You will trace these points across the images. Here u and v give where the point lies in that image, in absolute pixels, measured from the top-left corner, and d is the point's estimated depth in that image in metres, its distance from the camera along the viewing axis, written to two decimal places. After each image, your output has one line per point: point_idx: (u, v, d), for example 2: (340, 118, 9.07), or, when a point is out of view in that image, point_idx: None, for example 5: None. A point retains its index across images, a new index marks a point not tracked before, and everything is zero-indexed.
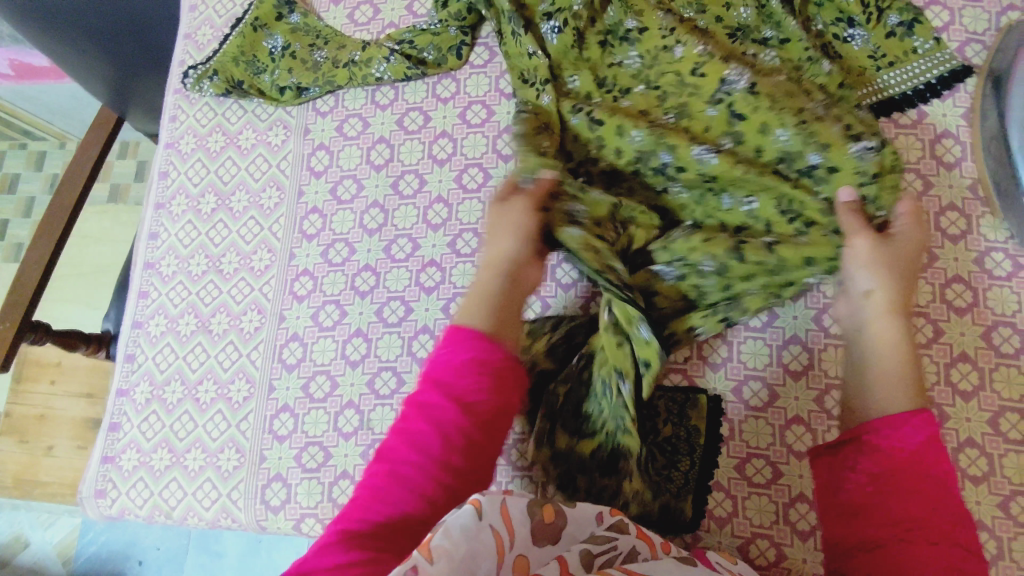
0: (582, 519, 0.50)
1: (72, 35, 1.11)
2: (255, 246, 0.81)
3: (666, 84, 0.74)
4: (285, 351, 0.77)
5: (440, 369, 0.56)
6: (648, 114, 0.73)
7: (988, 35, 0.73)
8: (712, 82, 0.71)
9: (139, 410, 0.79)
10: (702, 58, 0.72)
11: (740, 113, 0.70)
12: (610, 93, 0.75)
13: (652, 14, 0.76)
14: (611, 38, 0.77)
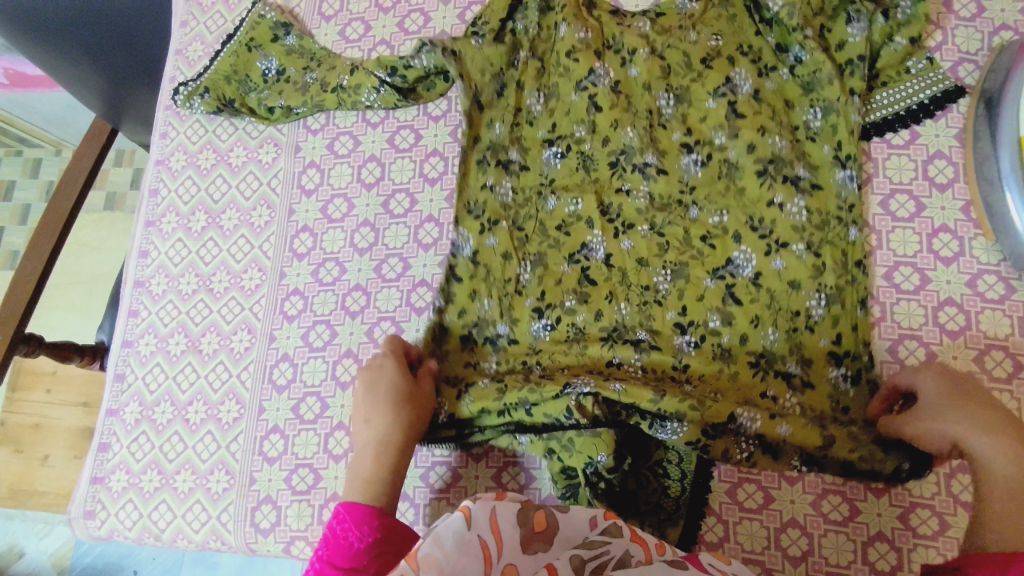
0: (575, 525, 0.45)
1: (63, 46, 1.10)
2: (246, 265, 0.81)
3: (670, 237, 0.73)
4: (275, 372, 0.77)
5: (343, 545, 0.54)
6: (645, 264, 0.72)
7: (980, 54, 0.73)
8: (719, 257, 0.71)
9: (128, 430, 0.78)
10: (716, 229, 0.72)
11: (737, 297, 0.70)
12: (614, 231, 0.73)
13: (675, 158, 0.75)
14: (624, 162, 0.75)
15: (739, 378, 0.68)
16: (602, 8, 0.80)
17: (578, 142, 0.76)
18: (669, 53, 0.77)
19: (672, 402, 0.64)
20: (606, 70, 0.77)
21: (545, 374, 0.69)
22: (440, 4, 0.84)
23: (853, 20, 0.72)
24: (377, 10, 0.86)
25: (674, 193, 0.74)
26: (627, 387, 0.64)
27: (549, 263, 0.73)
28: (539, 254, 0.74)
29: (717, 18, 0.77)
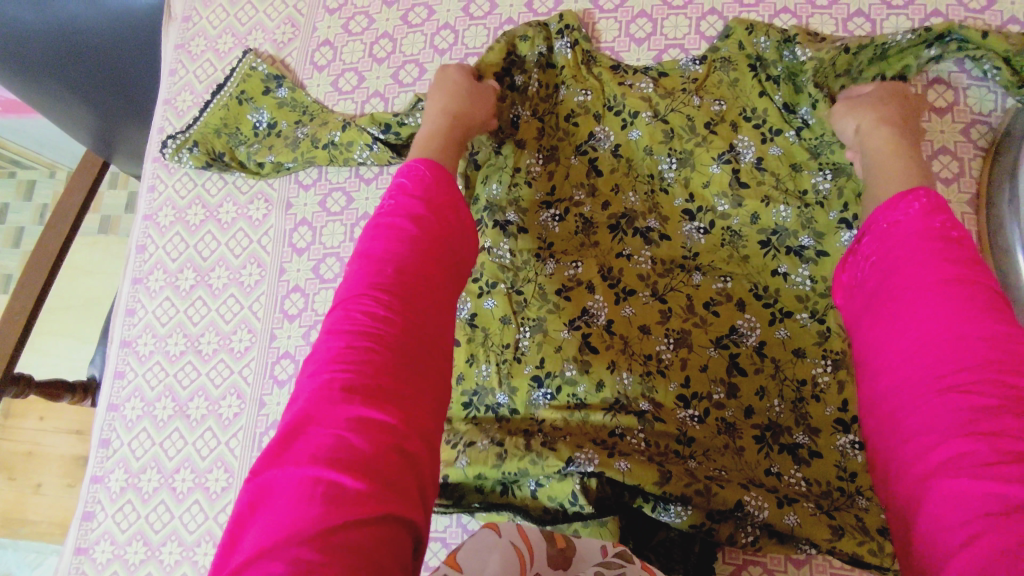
0: (588, 552, 0.49)
1: (51, 83, 1.07)
2: (235, 326, 0.78)
3: (674, 306, 0.70)
4: (265, 440, 0.74)
5: (405, 196, 0.56)
6: (648, 333, 0.69)
7: (994, 116, 0.71)
8: (723, 325, 0.69)
9: (114, 499, 0.76)
10: (719, 296, 0.70)
11: (742, 368, 0.67)
12: (615, 296, 0.71)
13: (678, 225, 0.73)
14: (625, 225, 0.73)
15: (745, 454, 0.65)
16: (603, 64, 0.77)
17: (577, 205, 0.75)
18: (673, 117, 0.74)
19: (677, 483, 0.61)
20: (606, 132, 0.76)
21: (547, 440, 0.65)
22: (436, 54, 0.82)
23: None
24: (371, 59, 0.83)
25: (677, 257, 0.72)
26: (632, 467, 0.62)
27: (548, 329, 0.70)
28: (538, 320, 0.71)
29: (718, 84, 0.74)
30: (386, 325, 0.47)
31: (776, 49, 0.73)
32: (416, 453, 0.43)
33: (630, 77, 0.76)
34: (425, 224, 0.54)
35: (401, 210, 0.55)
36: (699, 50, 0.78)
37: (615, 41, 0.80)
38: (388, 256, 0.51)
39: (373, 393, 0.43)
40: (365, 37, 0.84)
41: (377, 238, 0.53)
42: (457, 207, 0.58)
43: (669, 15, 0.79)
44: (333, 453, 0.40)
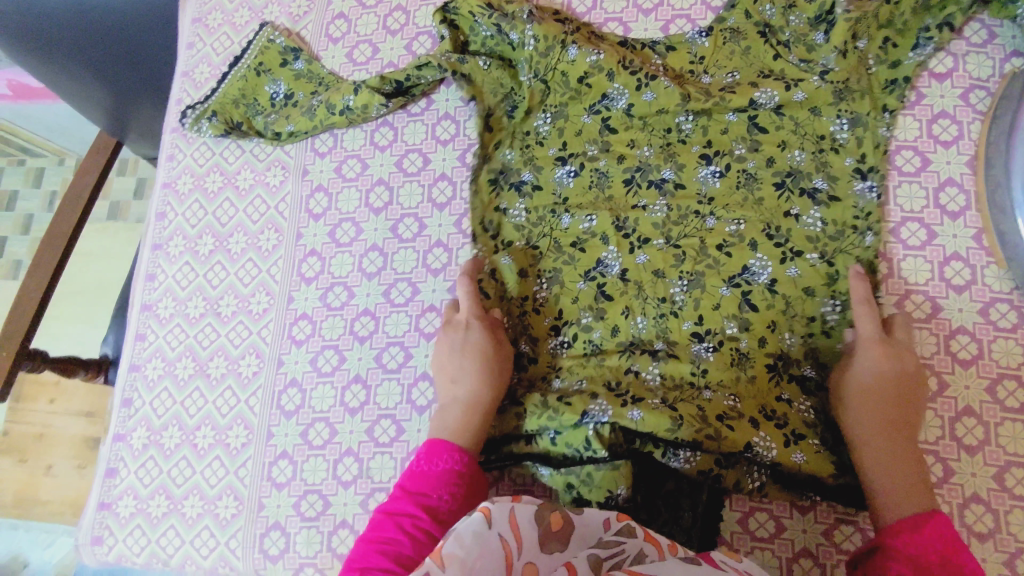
0: (591, 524, 0.49)
1: (67, 62, 1.09)
2: (254, 289, 0.81)
3: (688, 249, 0.72)
4: (283, 397, 0.77)
5: (412, 485, 0.58)
6: (662, 276, 0.71)
7: (991, 80, 0.73)
8: (736, 265, 0.70)
9: (136, 456, 0.78)
10: (732, 237, 0.71)
11: (754, 304, 0.69)
12: (629, 245, 0.73)
13: (693, 171, 0.74)
14: (639, 178, 0.75)
15: (759, 386, 0.67)
16: (609, 40, 0.79)
17: (591, 160, 0.76)
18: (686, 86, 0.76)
19: (689, 429, 0.64)
20: (620, 91, 0.76)
21: (562, 394, 0.68)
22: None
23: (920, 45, 0.72)
24: (385, 31, 0.85)
25: (692, 205, 0.73)
26: (645, 416, 0.64)
27: (564, 281, 0.73)
28: (554, 271, 0.73)
29: (730, 54, 0.76)
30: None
31: (782, 16, 0.76)
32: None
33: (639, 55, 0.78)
34: (444, 501, 0.57)
35: (421, 483, 0.58)
36: (704, 19, 0.80)
37: (623, 12, 0.82)
38: (391, 537, 0.53)
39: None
40: (378, 10, 0.86)
41: (380, 525, 0.54)
42: (470, 479, 0.60)
43: None
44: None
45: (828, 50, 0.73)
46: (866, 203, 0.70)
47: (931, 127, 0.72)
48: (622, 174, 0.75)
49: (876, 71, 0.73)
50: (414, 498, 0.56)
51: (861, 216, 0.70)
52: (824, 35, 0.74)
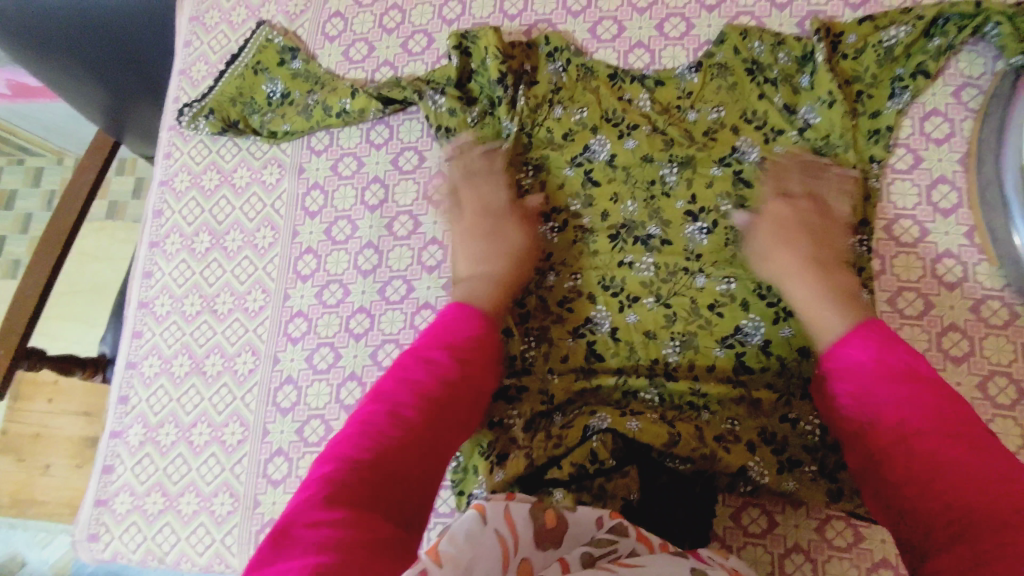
0: (583, 523, 0.49)
1: (64, 60, 1.09)
2: (250, 286, 0.81)
3: (679, 308, 0.72)
4: (280, 394, 0.77)
5: (425, 339, 0.63)
6: (653, 337, 0.72)
7: (983, 79, 0.73)
8: (727, 325, 0.70)
9: (132, 452, 0.78)
10: (722, 298, 0.71)
11: (748, 367, 0.69)
12: (618, 304, 0.73)
13: (680, 228, 0.74)
14: (625, 234, 0.75)
15: (761, 406, 0.67)
16: (599, 74, 0.80)
17: (575, 217, 0.77)
18: (671, 129, 0.77)
19: (685, 446, 0.64)
20: (602, 143, 0.77)
21: (565, 421, 0.68)
22: (444, 25, 0.85)
23: (896, 95, 0.73)
24: (381, 30, 0.86)
25: (680, 262, 0.73)
26: (644, 426, 0.64)
27: (553, 338, 0.73)
28: (542, 329, 0.74)
29: (717, 90, 0.77)
30: (369, 452, 0.52)
31: (770, 53, 0.76)
32: (380, 546, 0.45)
33: (627, 89, 0.79)
34: (446, 339, 0.63)
35: (428, 344, 0.63)
36: (699, 18, 0.80)
37: (618, 11, 0.82)
38: (394, 378, 0.59)
39: (345, 500, 0.47)
40: (375, 8, 0.87)
41: (393, 369, 0.61)
42: (474, 337, 0.64)
43: None
44: (309, 552, 0.42)
45: (812, 97, 0.75)
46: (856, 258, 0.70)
47: (923, 125, 0.73)
48: (615, 193, 0.76)
49: (859, 122, 0.73)
50: (411, 352, 0.62)
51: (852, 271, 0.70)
52: (808, 80, 0.75)
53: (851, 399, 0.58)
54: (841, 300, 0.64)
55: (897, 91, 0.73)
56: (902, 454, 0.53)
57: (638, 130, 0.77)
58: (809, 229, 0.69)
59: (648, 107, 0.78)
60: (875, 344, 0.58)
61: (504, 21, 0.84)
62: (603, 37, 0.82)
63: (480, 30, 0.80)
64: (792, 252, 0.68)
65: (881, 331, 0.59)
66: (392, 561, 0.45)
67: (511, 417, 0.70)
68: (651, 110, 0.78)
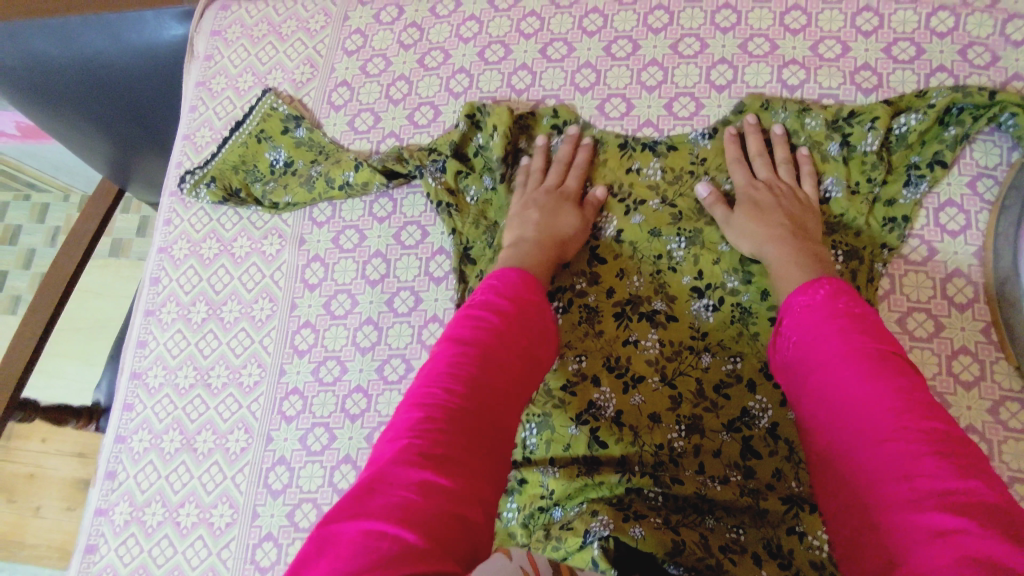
0: None
1: (69, 114, 1.08)
2: (245, 360, 0.79)
3: (684, 391, 0.70)
4: (271, 476, 0.74)
5: (500, 294, 0.61)
6: (658, 421, 0.69)
7: (999, 169, 0.71)
8: (734, 408, 0.68)
9: (117, 532, 0.76)
10: (729, 377, 0.69)
11: (756, 451, 0.67)
12: (622, 384, 0.71)
13: (686, 304, 0.72)
14: (629, 311, 0.73)
15: (767, 515, 0.64)
16: (609, 144, 0.79)
17: (580, 295, 0.75)
18: (680, 201, 0.75)
19: (690, 555, 0.59)
20: (608, 220, 0.77)
21: (564, 521, 0.63)
22: (451, 97, 0.84)
23: (912, 183, 0.71)
24: (388, 101, 0.85)
25: (685, 339, 0.71)
26: (647, 532, 0.60)
27: (555, 425, 0.70)
28: (544, 415, 0.71)
29: None
30: (453, 400, 0.51)
31: (796, 120, 0.75)
32: (472, 521, 0.45)
33: (637, 158, 0.78)
34: (523, 300, 0.61)
35: (495, 297, 0.61)
36: (708, 99, 0.79)
37: (627, 88, 0.81)
38: (473, 326, 0.58)
39: (440, 461, 0.47)
40: (382, 79, 0.86)
41: (467, 316, 0.59)
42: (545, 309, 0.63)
43: (680, 64, 0.80)
44: (400, 512, 0.43)
45: (838, 169, 0.73)
46: None
47: (937, 216, 0.71)
48: (620, 269, 0.75)
49: (873, 206, 0.72)
50: (479, 303, 0.61)
51: None
52: (839, 147, 0.73)
53: (800, 344, 0.55)
54: (807, 264, 0.64)
55: (912, 173, 0.71)
56: (835, 396, 0.51)
57: (644, 205, 0.76)
58: (786, 210, 0.69)
59: (657, 176, 0.76)
60: (833, 296, 0.56)
61: (511, 95, 0.83)
62: (611, 114, 0.80)
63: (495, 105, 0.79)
64: (772, 231, 0.68)
65: (830, 280, 0.58)
66: (478, 530, 0.46)
67: (510, 512, 0.68)
68: (660, 180, 0.76)
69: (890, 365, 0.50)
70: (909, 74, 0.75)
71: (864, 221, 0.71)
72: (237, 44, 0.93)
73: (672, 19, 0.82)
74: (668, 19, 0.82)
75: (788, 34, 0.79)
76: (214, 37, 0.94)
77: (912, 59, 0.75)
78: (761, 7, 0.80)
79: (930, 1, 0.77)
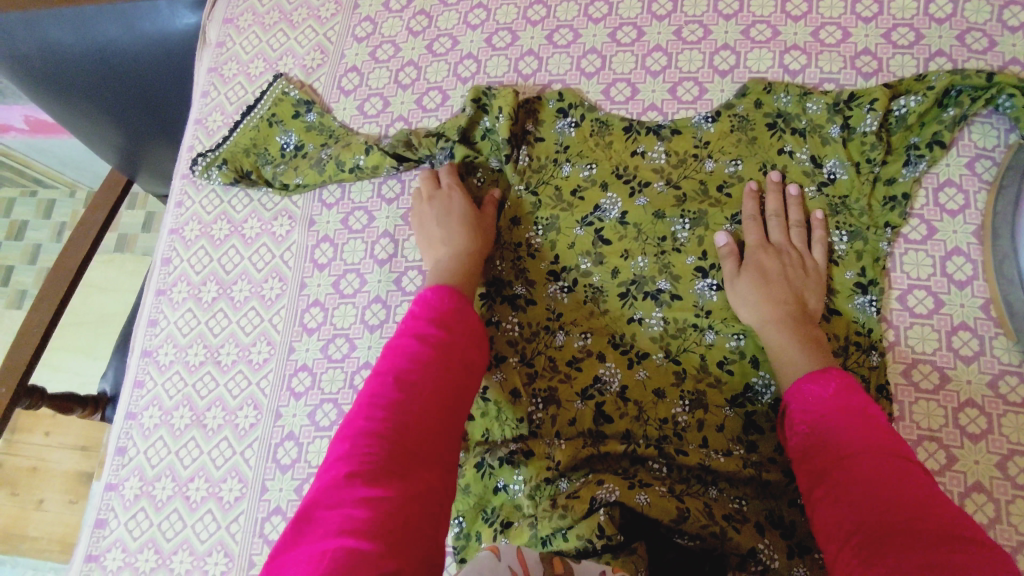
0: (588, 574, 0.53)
1: (81, 102, 1.10)
2: (254, 338, 0.80)
3: (688, 367, 0.71)
4: (280, 451, 0.75)
5: (418, 316, 0.62)
6: (662, 397, 0.70)
7: (997, 151, 0.73)
8: (737, 384, 0.70)
9: (127, 506, 0.77)
10: (732, 354, 0.70)
11: (759, 426, 0.68)
12: (627, 360, 0.72)
13: (690, 283, 0.73)
14: (634, 291, 0.74)
15: (770, 486, 0.65)
16: (614, 127, 0.80)
17: (585, 275, 0.76)
18: (685, 183, 0.76)
19: (694, 522, 0.60)
20: (614, 202, 0.77)
21: (570, 491, 0.64)
22: (459, 82, 0.85)
23: (911, 163, 0.72)
24: (397, 86, 0.87)
25: (689, 317, 0.72)
26: (653, 500, 0.61)
27: (561, 400, 0.71)
28: (550, 391, 0.72)
29: (737, 142, 0.77)
30: (389, 422, 0.52)
31: (797, 103, 0.76)
32: (415, 519, 0.47)
33: (642, 141, 0.79)
34: (443, 322, 0.62)
35: (413, 327, 0.61)
36: (712, 83, 0.80)
37: (632, 73, 0.82)
38: (406, 353, 0.58)
39: (377, 475, 0.48)
40: (391, 65, 0.88)
41: (396, 348, 0.59)
42: (467, 313, 0.64)
43: (684, 50, 0.82)
44: (341, 527, 0.44)
45: (838, 152, 0.74)
46: (867, 318, 0.69)
47: (937, 196, 0.72)
48: (625, 250, 0.75)
49: (874, 186, 0.73)
50: (399, 336, 0.61)
51: (864, 331, 0.69)
52: (840, 129, 0.74)
53: (812, 415, 0.57)
54: (806, 346, 0.63)
55: (912, 153, 0.72)
56: (833, 489, 0.51)
57: (649, 187, 0.77)
58: (790, 280, 0.69)
59: (661, 160, 0.78)
60: (840, 386, 0.57)
61: (518, 80, 0.84)
62: (616, 98, 0.82)
63: (500, 89, 0.80)
64: (776, 306, 0.67)
65: (842, 373, 0.59)
66: (423, 527, 0.47)
67: (516, 484, 0.68)
68: (665, 163, 0.77)
69: (878, 428, 0.53)
70: (908, 58, 0.76)
71: (865, 201, 0.72)
72: (249, 31, 0.95)
73: (676, 6, 0.83)
74: (672, 6, 0.83)
75: (790, 20, 0.80)
76: (226, 24, 0.96)
77: (911, 44, 0.77)
78: None
79: None
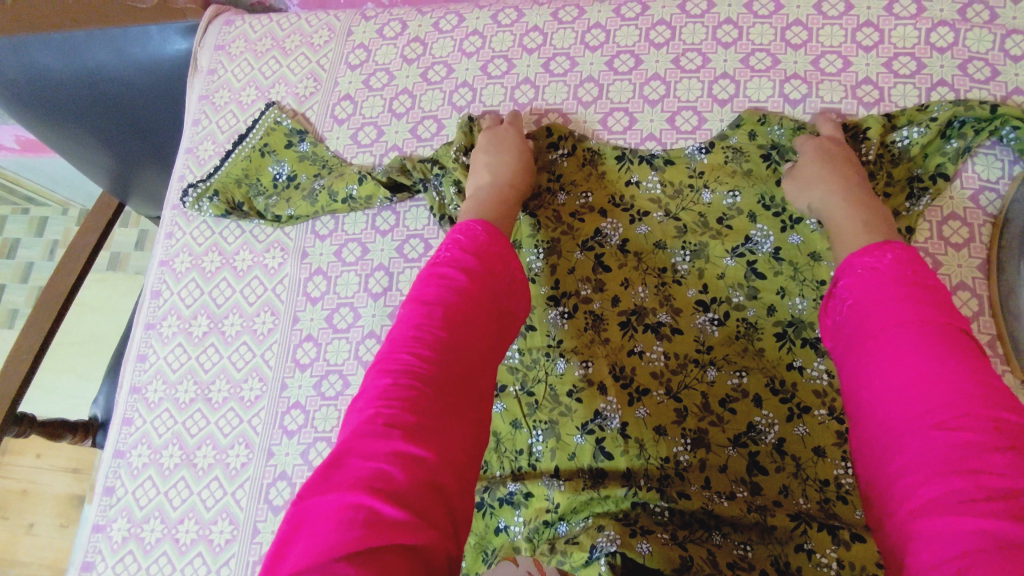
0: None
1: (71, 127, 1.08)
2: (246, 374, 0.79)
3: (689, 404, 0.69)
4: (271, 491, 0.73)
5: (461, 255, 0.59)
6: (664, 434, 0.68)
7: (1001, 182, 0.71)
8: (741, 423, 0.68)
9: (115, 549, 0.75)
10: (735, 392, 0.69)
11: (763, 467, 0.66)
12: (628, 397, 0.70)
13: (691, 317, 0.72)
14: (635, 322, 0.73)
15: (775, 532, 0.62)
16: (606, 156, 0.79)
17: (585, 301, 0.74)
18: (684, 214, 0.75)
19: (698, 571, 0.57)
20: (614, 226, 0.76)
21: (571, 536, 0.62)
22: (454, 111, 0.84)
23: (914, 196, 0.71)
24: (390, 114, 0.85)
25: (691, 352, 0.71)
26: (654, 549, 0.58)
27: (561, 433, 0.69)
28: (551, 422, 0.70)
29: (732, 173, 0.75)
30: (425, 374, 0.49)
31: (791, 137, 0.75)
32: (449, 488, 0.45)
33: (635, 171, 0.78)
34: (472, 270, 0.57)
35: (458, 262, 0.58)
36: (710, 112, 0.79)
37: (629, 102, 0.81)
38: (447, 295, 0.55)
39: (416, 430, 0.46)
40: (385, 93, 0.87)
41: (437, 284, 0.56)
42: (507, 258, 0.61)
43: (682, 78, 0.81)
44: (372, 484, 0.42)
45: None
46: None
47: (941, 229, 0.71)
48: (626, 278, 0.74)
49: None
50: (443, 269, 0.58)
51: None
52: None
53: (865, 298, 0.54)
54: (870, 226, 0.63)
55: (915, 186, 0.71)
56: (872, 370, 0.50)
57: (648, 216, 0.75)
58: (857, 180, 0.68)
59: (657, 190, 0.76)
60: (903, 263, 0.55)
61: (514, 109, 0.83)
62: (614, 128, 0.81)
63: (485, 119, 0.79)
64: (845, 194, 0.67)
65: (905, 248, 0.56)
66: (458, 492, 0.46)
67: (516, 525, 0.67)
68: (661, 193, 0.76)
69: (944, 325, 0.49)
70: (910, 88, 0.75)
71: None
72: (241, 58, 0.93)
73: (674, 34, 0.82)
74: (671, 34, 0.82)
75: (790, 49, 0.79)
76: (218, 51, 0.94)
77: (913, 73, 0.76)
78: (762, 23, 0.81)
79: (930, 17, 0.77)
